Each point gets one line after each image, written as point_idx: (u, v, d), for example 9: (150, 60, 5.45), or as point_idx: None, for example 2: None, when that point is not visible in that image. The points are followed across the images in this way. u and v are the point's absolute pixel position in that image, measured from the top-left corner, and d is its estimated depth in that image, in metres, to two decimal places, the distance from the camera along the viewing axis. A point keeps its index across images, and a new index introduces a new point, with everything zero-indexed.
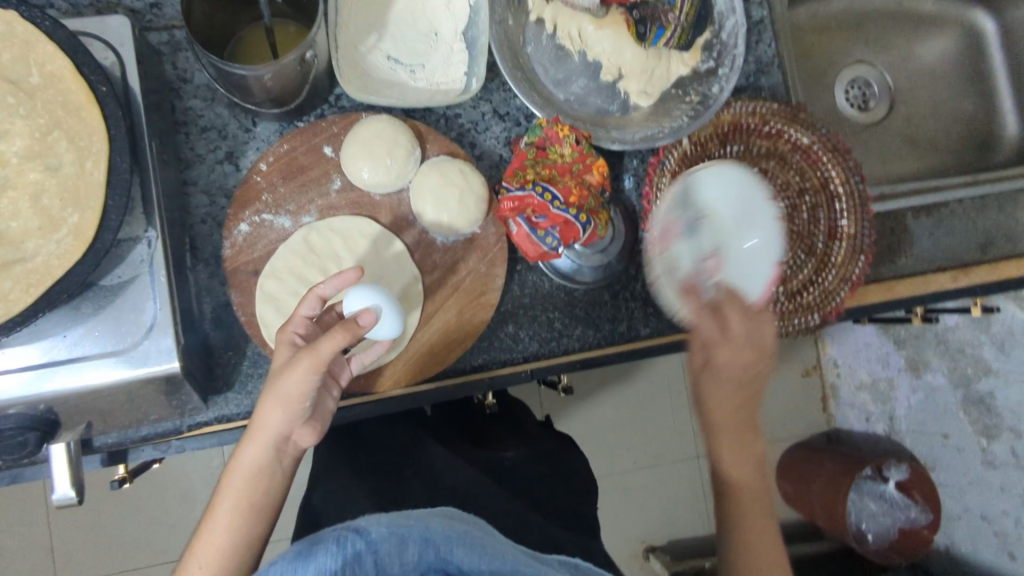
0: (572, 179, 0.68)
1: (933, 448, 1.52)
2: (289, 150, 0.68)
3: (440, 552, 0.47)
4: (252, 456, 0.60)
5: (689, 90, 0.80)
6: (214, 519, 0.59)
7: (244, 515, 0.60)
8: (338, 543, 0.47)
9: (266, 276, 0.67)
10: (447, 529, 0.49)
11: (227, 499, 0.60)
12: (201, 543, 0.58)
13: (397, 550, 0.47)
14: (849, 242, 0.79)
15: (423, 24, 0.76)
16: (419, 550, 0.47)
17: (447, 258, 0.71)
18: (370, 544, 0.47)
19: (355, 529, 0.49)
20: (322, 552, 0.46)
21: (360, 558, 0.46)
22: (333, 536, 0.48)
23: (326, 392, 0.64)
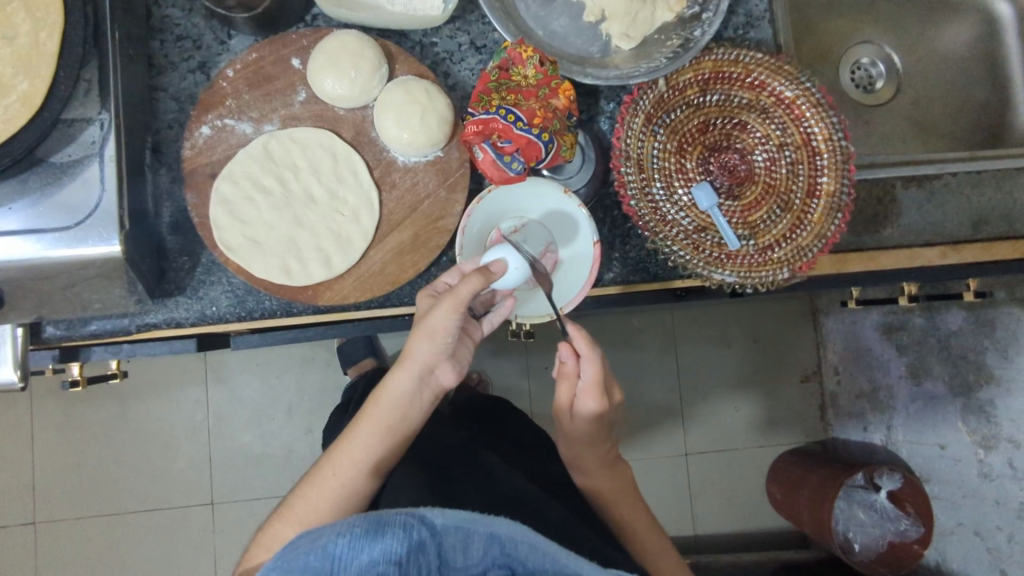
0: (537, 102, 0.66)
1: (928, 460, 1.39)
2: (257, 59, 0.69)
3: (507, 548, 0.47)
4: (400, 384, 0.65)
5: (672, 35, 0.79)
6: (355, 439, 0.65)
7: (378, 441, 0.65)
8: (406, 528, 0.47)
9: (222, 179, 0.68)
10: (513, 527, 0.48)
11: (369, 424, 0.66)
12: (344, 455, 0.65)
13: (463, 546, 0.47)
14: (827, 200, 0.74)
15: None
16: (484, 546, 0.47)
17: (406, 179, 0.71)
18: (437, 535, 0.47)
19: (419, 515, 0.48)
20: (390, 534, 0.46)
21: (424, 546, 0.46)
22: (400, 519, 0.47)
23: (463, 340, 0.70)
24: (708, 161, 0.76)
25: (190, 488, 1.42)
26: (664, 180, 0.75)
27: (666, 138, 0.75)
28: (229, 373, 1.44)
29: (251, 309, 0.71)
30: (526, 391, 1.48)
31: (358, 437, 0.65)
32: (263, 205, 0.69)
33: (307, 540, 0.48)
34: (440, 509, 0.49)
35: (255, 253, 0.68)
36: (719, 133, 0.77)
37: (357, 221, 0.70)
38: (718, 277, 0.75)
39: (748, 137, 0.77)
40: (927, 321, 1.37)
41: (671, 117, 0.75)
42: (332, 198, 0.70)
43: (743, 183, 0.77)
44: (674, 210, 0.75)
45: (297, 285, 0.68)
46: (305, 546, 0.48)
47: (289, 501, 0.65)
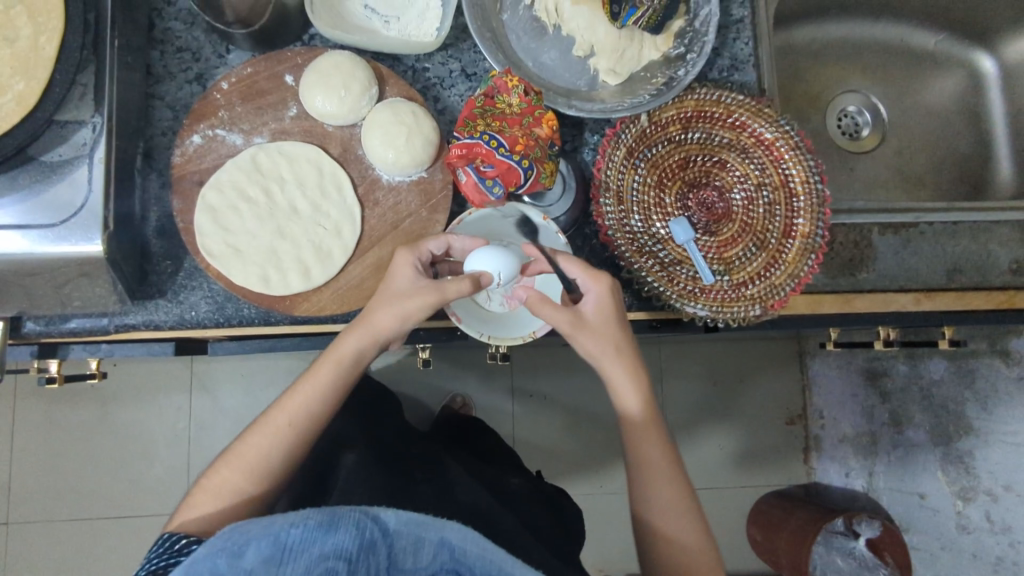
0: (520, 130, 0.69)
1: (907, 509, 1.38)
2: (251, 73, 0.71)
3: (456, 553, 0.48)
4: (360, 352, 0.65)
5: (657, 73, 0.82)
6: (301, 397, 0.64)
7: (321, 403, 0.65)
8: (358, 525, 0.47)
9: (209, 187, 0.70)
10: (464, 533, 0.49)
11: (315, 382, 0.65)
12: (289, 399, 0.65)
13: (413, 549, 0.47)
14: (802, 240, 0.76)
15: None
16: (435, 550, 0.48)
17: (390, 198, 0.72)
18: (388, 536, 0.47)
19: (373, 513, 0.48)
20: (343, 531, 0.46)
21: (375, 547, 0.46)
22: (352, 516, 0.47)
23: None
24: (687, 197, 0.78)
25: (166, 495, 1.41)
26: (642, 214, 0.77)
27: (647, 172, 0.77)
28: (213, 381, 1.44)
29: (229, 317, 0.71)
30: (509, 417, 1.48)
31: (303, 392, 0.65)
32: (246, 215, 0.71)
33: (255, 527, 0.48)
34: (393, 509, 0.49)
35: (235, 260, 0.69)
36: (700, 170, 0.78)
37: (338, 234, 0.71)
38: (690, 310, 0.76)
39: (727, 175, 0.78)
40: (910, 369, 1.38)
41: (653, 152, 0.77)
42: (315, 211, 0.71)
43: (721, 220, 0.78)
44: (651, 242, 0.76)
45: (274, 294, 0.69)
46: (254, 531, 0.47)
47: (234, 446, 0.64)
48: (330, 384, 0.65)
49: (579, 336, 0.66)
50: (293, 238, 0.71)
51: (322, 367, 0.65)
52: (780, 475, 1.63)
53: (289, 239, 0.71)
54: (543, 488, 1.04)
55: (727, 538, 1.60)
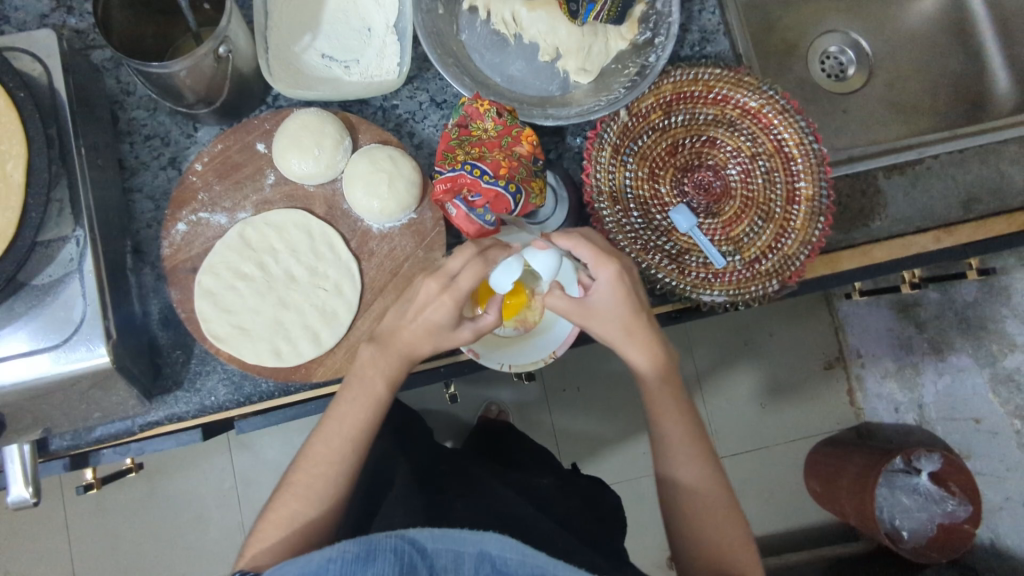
0: (501, 153, 0.68)
1: (966, 437, 1.34)
2: (223, 149, 0.70)
3: (498, 564, 0.49)
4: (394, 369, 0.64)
5: (629, 63, 0.80)
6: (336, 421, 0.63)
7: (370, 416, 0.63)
8: (395, 551, 0.49)
9: (204, 272, 0.69)
10: (502, 541, 0.50)
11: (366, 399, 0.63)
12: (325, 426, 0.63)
13: (454, 565, 0.49)
14: (808, 204, 0.74)
15: (356, 21, 0.78)
16: (476, 564, 0.49)
17: (384, 245, 0.71)
18: (427, 557, 0.49)
19: (409, 536, 0.50)
20: (381, 559, 0.49)
21: (416, 567, 0.48)
22: (389, 542, 0.50)
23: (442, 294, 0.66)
24: (682, 183, 0.77)
25: (228, 559, 1.42)
26: (640, 209, 0.75)
27: (637, 166, 0.75)
28: (253, 439, 1.45)
29: (249, 394, 0.70)
30: (547, 418, 1.47)
31: (349, 412, 0.63)
32: (245, 292, 0.69)
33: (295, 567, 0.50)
34: (428, 530, 0.50)
35: (244, 340, 0.68)
36: (690, 153, 0.77)
37: (338, 291, 0.70)
38: (708, 299, 0.74)
39: (719, 152, 0.77)
40: (942, 295, 1.34)
41: (639, 144, 0.75)
42: (312, 274, 0.70)
43: (721, 199, 0.76)
44: (655, 237, 0.75)
45: (288, 366, 0.68)
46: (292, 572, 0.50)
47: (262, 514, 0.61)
48: (381, 399, 0.64)
49: (590, 323, 0.64)
50: (297, 306, 0.70)
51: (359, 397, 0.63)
52: (829, 425, 1.60)
53: (294, 308, 0.70)
54: (593, 489, 1.03)
55: (788, 495, 1.58)
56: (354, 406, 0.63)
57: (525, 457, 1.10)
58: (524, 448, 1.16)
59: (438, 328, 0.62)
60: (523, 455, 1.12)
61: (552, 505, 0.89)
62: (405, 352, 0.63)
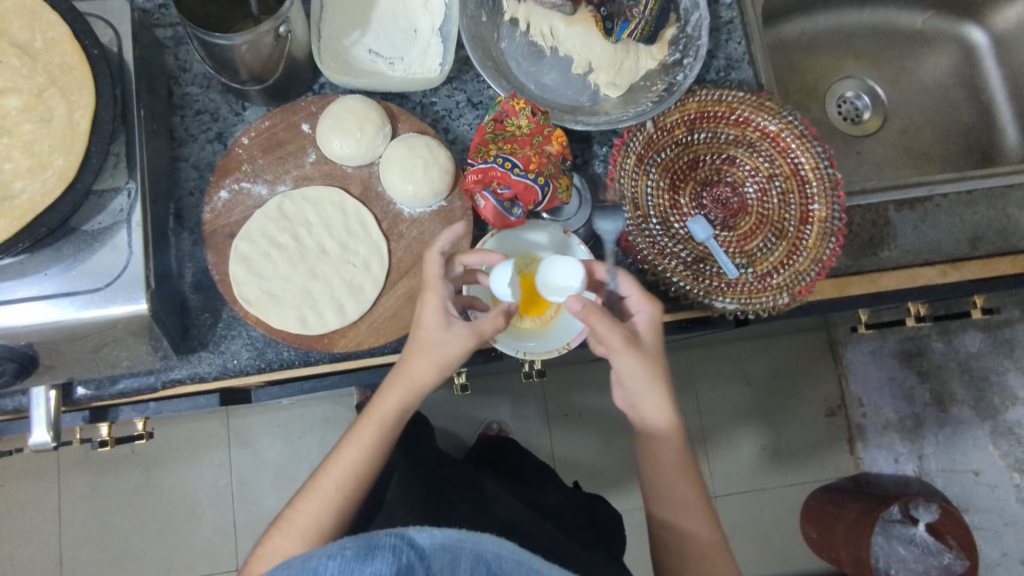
0: (532, 149, 0.72)
1: (964, 489, 1.34)
2: (270, 126, 0.74)
3: (492, 567, 0.48)
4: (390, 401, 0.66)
5: (657, 80, 0.84)
6: (347, 456, 0.66)
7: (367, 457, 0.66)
8: (394, 551, 0.47)
9: (240, 238, 0.72)
10: (498, 544, 0.50)
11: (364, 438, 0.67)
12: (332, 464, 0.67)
13: (450, 567, 0.47)
14: (821, 225, 0.77)
15: (404, 22, 0.83)
16: (472, 565, 0.48)
17: (413, 228, 0.74)
18: (425, 559, 0.47)
19: (408, 537, 0.49)
20: (380, 557, 0.47)
21: (414, 569, 0.46)
22: (389, 541, 0.48)
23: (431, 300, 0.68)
24: (701, 196, 0.80)
25: (217, 554, 1.42)
26: (659, 216, 0.78)
27: (658, 176, 0.79)
28: (254, 434, 1.45)
29: (270, 361, 0.72)
30: (547, 438, 1.48)
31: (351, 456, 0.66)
32: (277, 260, 0.72)
33: (295, 563, 0.48)
34: (427, 531, 0.49)
35: (272, 305, 0.70)
36: (710, 169, 0.81)
37: (364, 267, 0.72)
38: (719, 305, 0.77)
39: (738, 170, 0.81)
40: (946, 346, 1.35)
41: (662, 156, 0.79)
42: (343, 249, 0.73)
43: (737, 214, 0.80)
44: (672, 244, 0.77)
45: (312, 334, 0.70)
46: (295, 568, 0.48)
47: (285, 513, 0.66)
48: (376, 441, 0.67)
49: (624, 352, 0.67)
50: (325, 278, 0.72)
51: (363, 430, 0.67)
52: (827, 471, 1.60)
53: (322, 280, 0.72)
54: (591, 503, 1.04)
55: (784, 539, 1.57)
56: (342, 458, 0.67)
57: (528, 469, 1.13)
58: (526, 460, 1.17)
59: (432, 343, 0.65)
60: (526, 469, 1.13)
61: (553, 519, 0.92)
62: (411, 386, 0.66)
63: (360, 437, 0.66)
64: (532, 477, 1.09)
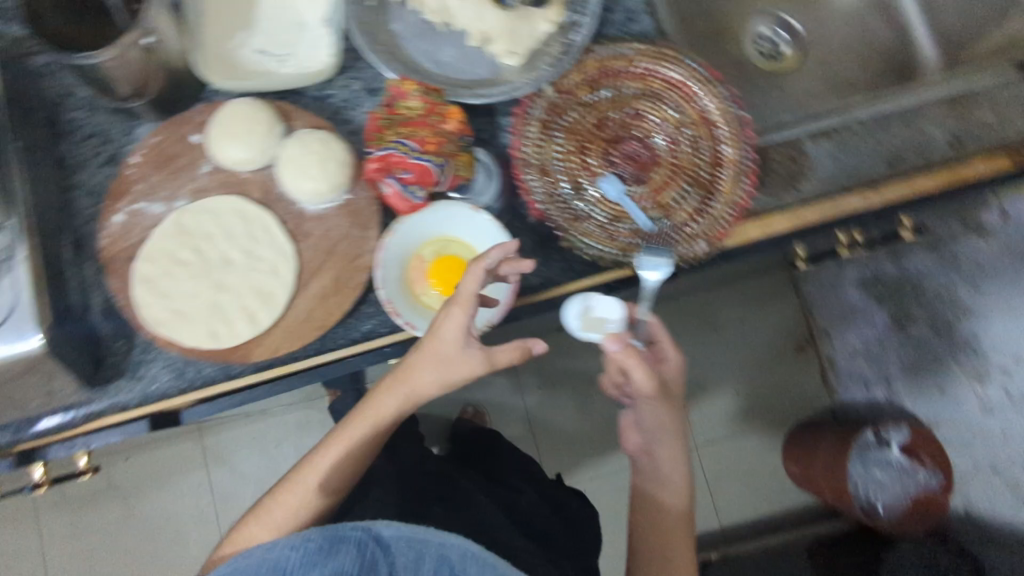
0: (428, 129, 0.70)
1: (931, 407, 1.32)
2: (158, 142, 0.72)
3: (455, 570, 0.51)
4: (388, 406, 0.68)
5: (554, 43, 0.82)
6: (332, 453, 0.69)
7: (352, 454, 0.69)
8: (359, 546, 0.52)
9: (140, 261, 0.70)
10: (463, 544, 0.52)
11: (350, 439, 0.69)
12: (315, 457, 0.69)
13: (413, 565, 0.51)
14: (733, 166, 0.77)
15: (290, 16, 0.81)
16: (433, 567, 0.51)
17: (319, 226, 0.73)
18: (388, 555, 0.51)
19: (374, 532, 0.53)
20: (344, 552, 0.51)
21: (376, 564, 0.51)
22: (355, 535, 0.52)
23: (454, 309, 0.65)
24: (612, 154, 0.79)
25: None
26: (571, 180, 0.77)
27: (566, 140, 0.78)
28: (226, 452, 1.44)
29: (192, 380, 0.71)
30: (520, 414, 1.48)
31: (334, 451, 0.69)
32: (182, 278, 0.70)
33: (268, 549, 0.54)
34: (393, 526, 0.53)
35: (181, 324, 0.69)
36: (617, 125, 0.80)
37: (272, 273, 0.71)
38: (639, 262, 0.76)
39: (646, 123, 0.80)
40: (896, 269, 1.37)
41: (567, 120, 0.79)
42: (248, 256, 0.71)
43: (649, 168, 0.79)
44: (586, 206, 0.77)
45: (224, 348, 0.69)
46: (262, 555, 0.53)
47: (262, 503, 0.69)
48: (360, 443, 0.69)
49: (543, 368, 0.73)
50: (234, 289, 0.71)
51: (356, 426, 0.69)
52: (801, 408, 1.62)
53: (230, 292, 0.70)
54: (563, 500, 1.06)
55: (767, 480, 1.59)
56: (324, 458, 0.69)
57: (505, 455, 1.15)
58: (503, 446, 1.20)
59: (445, 370, 0.65)
60: (503, 454, 1.16)
61: (534, 525, 0.94)
62: (411, 394, 0.67)
63: (349, 436, 0.69)
64: (513, 468, 1.09)
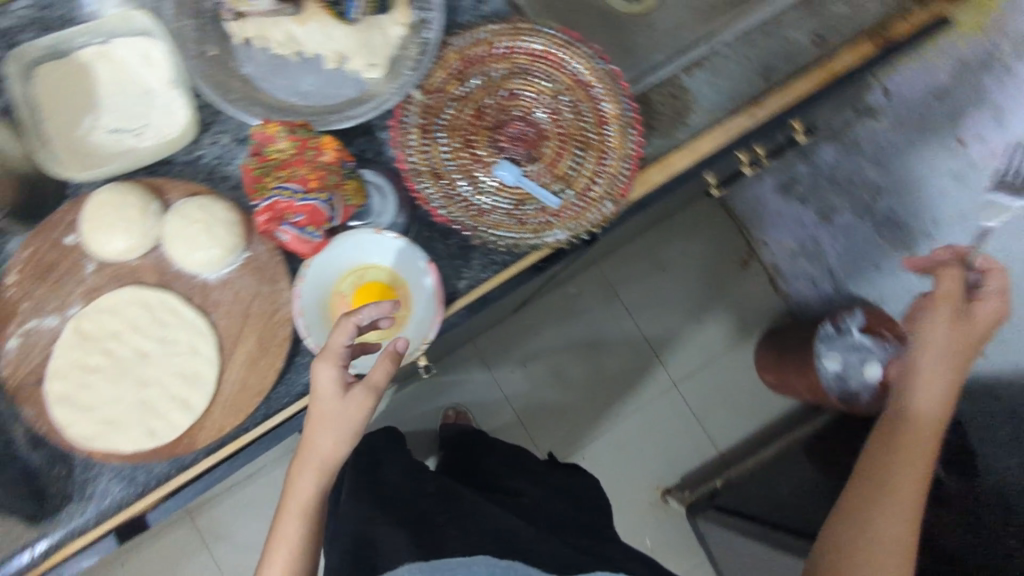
0: (305, 167, 0.68)
1: (874, 285, 1.39)
2: (31, 253, 0.69)
3: None
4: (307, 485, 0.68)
5: (410, 45, 0.80)
6: (279, 555, 0.68)
7: (297, 545, 0.69)
8: None
9: (50, 380, 0.67)
10: None
11: (289, 534, 0.68)
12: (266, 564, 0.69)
13: None
14: (617, 120, 0.78)
15: (134, 86, 0.78)
16: None
17: (226, 292, 0.70)
18: None
19: None
20: None
21: None
22: None
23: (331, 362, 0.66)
24: (498, 140, 0.78)
25: None
26: (464, 176, 0.77)
27: (449, 138, 0.77)
28: (217, 531, 1.40)
29: (143, 483, 0.68)
30: None
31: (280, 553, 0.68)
32: (100, 384, 0.68)
33: None
34: None
35: (114, 431, 0.67)
36: (495, 110, 0.79)
37: (193, 353, 0.69)
38: (553, 238, 0.76)
39: (522, 101, 0.79)
40: (811, 166, 1.40)
41: (445, 117, 0.78)
42: (164, 343, 0.69)
43: (537, 143, 0.79)
44: (486, 199, 0.76)
45: (168, 441, 0.67)
46: None
47: None
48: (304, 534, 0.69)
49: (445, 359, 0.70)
50: (158, 381, 0.68)
51: (288, 520, 0.68)
52: None
53: (155, 384, 0.68)
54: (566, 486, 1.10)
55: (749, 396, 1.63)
56: (276, 563, 0.68)
57: (497, 457, 1.17)
58: (492, 447, 1.22)
59: (339, 423, 0.66)
60: (495, 457, 1.18)
61: (540, 510, 0.96)
62: (320, 461, 0.67)
63: (286, 530, 0.68)
64: (505, 465, 1.14)
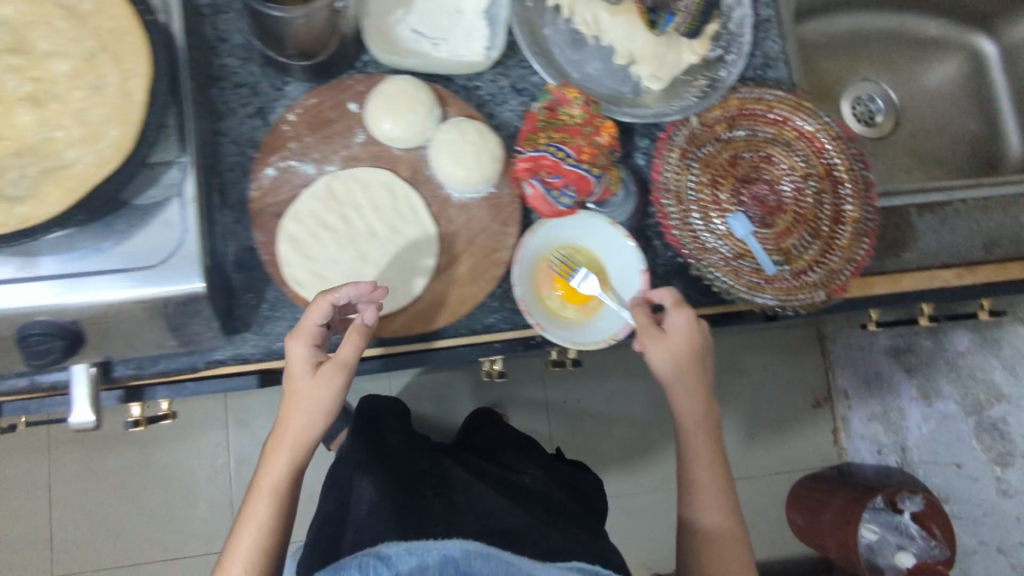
0: (583, 139, 0.72)
1: (946, 479, 1.38)
2: (317, 103, 0.75)
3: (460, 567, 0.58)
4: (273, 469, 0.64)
5: (698, 76, 0.85)
6: (242, 544, 0.62)
7: (262, 527, 0.62)
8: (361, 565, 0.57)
9: (288, 218, 0.72)
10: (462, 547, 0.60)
11: (251, 517, 0.63)
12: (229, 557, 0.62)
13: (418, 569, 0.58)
14: (853, 225, 0.80)
15: (447, 1, 0.80)
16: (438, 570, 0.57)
17: (462, 214, 0.75)
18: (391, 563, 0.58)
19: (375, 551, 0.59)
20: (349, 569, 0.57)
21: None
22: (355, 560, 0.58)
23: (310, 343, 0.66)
24: (741, 193, 0.81)
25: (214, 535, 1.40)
26: (700, 211, 0.79)
27: (701, 171, 0.80)
28: (253, 415, 1.43)
29: None
30: None
31: (243, 540, 0.62)
32: (327, 241, 0.72)
33: None
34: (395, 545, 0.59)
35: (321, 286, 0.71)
36: (749, 165, 0.82)
37: (414, 253, 0.73)
38: (760, 301, 0.78)
39: (775, 168, 0.82)
40: (933, 342, 1.42)
41: (703, 152, 0.81)
42: (392, 233, 0.73)
43: (775, 212, 0.81)
44: (713, 239, 0.79)
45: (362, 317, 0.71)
46: None
47: None
48: (267, 515, 0.63)
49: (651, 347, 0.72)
50: (373, 262, 0.73)
51: (255, 505, 0.63)
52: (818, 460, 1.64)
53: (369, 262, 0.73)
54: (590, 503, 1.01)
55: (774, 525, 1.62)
56: (241, 540, 0.62)
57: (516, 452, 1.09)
58: (515, 439, 1.14)
59: (308, 396, 0.63)
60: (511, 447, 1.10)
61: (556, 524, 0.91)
62: (299, 439, 0.64)
63: (251, 511, 0.63)
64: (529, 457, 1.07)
